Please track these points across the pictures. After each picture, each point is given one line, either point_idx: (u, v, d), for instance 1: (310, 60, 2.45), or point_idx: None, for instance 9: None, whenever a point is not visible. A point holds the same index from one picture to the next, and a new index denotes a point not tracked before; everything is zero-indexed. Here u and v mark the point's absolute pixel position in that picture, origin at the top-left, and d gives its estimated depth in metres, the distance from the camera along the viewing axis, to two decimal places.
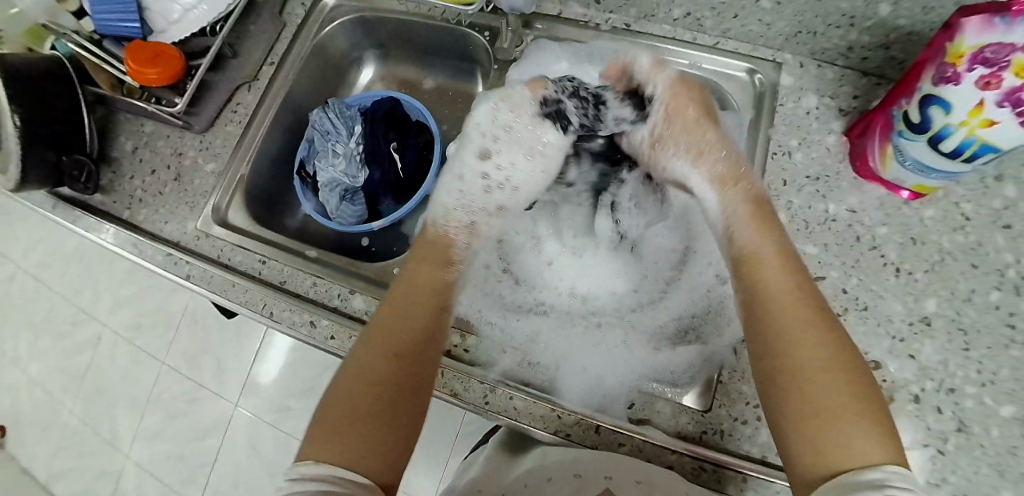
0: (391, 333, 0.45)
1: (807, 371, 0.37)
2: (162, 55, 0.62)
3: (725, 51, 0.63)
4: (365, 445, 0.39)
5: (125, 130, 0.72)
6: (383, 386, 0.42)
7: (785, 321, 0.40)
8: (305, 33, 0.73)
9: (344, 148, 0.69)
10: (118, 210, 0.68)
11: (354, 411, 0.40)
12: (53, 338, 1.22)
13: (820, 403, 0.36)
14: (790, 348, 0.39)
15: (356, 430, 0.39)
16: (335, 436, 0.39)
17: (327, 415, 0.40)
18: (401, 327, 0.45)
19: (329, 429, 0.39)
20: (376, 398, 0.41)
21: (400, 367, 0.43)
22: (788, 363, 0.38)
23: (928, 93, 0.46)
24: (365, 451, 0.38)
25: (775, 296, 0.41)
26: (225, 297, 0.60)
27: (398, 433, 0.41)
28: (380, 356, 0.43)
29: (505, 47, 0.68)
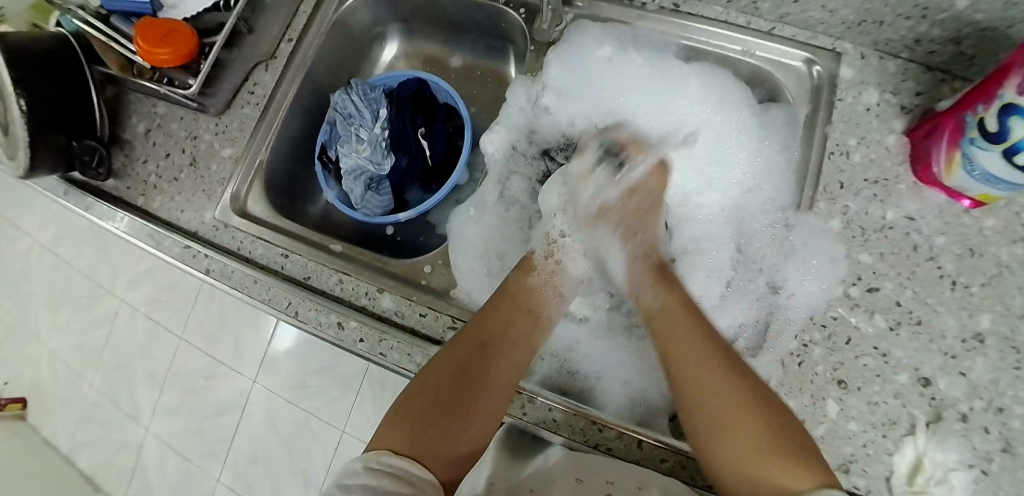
0: (478, 340, 0.49)
1: (713, 411, 0.43)
2: (173, 33, 0.59)
3: (782, 38, 0.59)
4: (430, 442, 0.42)
5: (134, 110, 0.70)
6: (447, 388, 0.45)
7: (692, 365, 0.46)
8: (325, 7, 0.68)
9: (368, 133, 0.65)
10: (133, 196, 0.67)
11: (428, 409, 0.44)
12: (69, 311, 1.21)
13: (736, 438, 0.41)
14: (693, 380, 0.45)
15: (423, 429, 0.43)
16: (411, 431, 0.42)
17: (404, 409, 0.44)
18: (482, 338, 0.49)
19: (403, 426, 0.43)
20: (437, 400, 0.45)
21: (475, 370, 0.46)
22: (700, 397, 0.44)
23: (1010, 102, 0.42)
24: (432, 445, 0.42)
25: (676, 347, 0.47)
26: (248, 294, 0.58)
27: (463, 433, 0.44)
28: (458, 359, 0.47)
29: (544, 28, 0.62)
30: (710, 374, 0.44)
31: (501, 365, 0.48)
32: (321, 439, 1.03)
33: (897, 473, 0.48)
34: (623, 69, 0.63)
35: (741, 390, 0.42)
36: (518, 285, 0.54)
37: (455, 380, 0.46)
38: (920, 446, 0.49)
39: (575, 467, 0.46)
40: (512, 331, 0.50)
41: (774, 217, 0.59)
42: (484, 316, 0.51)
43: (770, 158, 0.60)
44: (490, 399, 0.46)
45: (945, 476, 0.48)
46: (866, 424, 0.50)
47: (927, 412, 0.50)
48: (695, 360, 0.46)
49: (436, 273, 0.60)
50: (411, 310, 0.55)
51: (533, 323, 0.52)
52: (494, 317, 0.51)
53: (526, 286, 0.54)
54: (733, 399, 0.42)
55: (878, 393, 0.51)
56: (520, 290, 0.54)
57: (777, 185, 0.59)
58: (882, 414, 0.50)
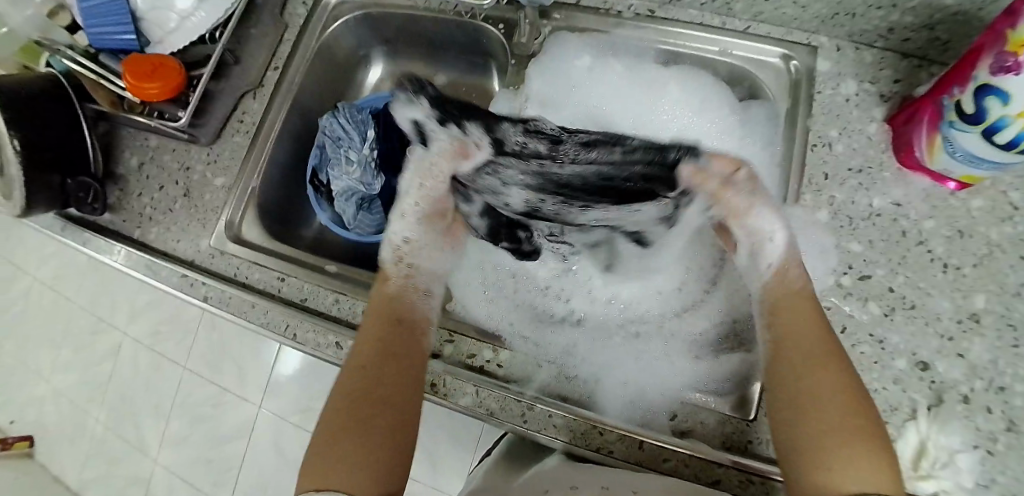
0: (366, 351, 0.46)
1: (817, 396, 0.38)
2: (159, 67, 0.61)
3: (757, 36, 0.59)
4: (355, 455, 0.38)
5: (127, 146, 0.72)
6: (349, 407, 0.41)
7: (805, 351, 0.41)
8: (309, 33, 0.69)
9: (356, 154, 0.65)
10: (129, 228, 0.68)
11: (337, 435, 0.40)
12: (73, 348, 1.22)
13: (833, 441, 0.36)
14: (805, 364, 0.40)
15: (337, 456, 0.38)
16: (332, 457, 0.39)
17: (319, 446, 0.40)
18: (367, 347, 0.46)
19: (326, 458, 0.39)
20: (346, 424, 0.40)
21: (367, 384, 0.43)
22: (808, 380, 0.39)
23: (984, 83, 0.43)
24: (350, 471, 0.38)
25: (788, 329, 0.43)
26: (246, 319, 0.58)
27: (375, 447, 0.39)
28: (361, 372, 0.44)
29: (523, 41, 0.64)
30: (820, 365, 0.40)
31: (394, 370, 0.44)
32: None
33: (901, 459, 0.49)
34: (602, 77, 0.64)
35: (853, 391, 0.39)
36: (374, 297, 0.51)
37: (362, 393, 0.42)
38: (923, 430, 0.49)
39: (573, 476, 0.46)
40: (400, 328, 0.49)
41: None
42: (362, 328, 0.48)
43: (754, 154, 0.60)
44: (404, 401, 0.43)
45: (950, 458, 0.48)
46: None
47: (928, 395, 0.50)
48: (804, 345, 0.41)
49: None
50: None
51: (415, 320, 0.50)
52: (369, 326, 0.48)
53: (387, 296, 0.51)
54: (845, 392, 0.38)
55: (879, 380, 0.51)
56: (379, 299, 0.51)
57: (767, 180, 0.58)
58: (884, 401, 0.50)
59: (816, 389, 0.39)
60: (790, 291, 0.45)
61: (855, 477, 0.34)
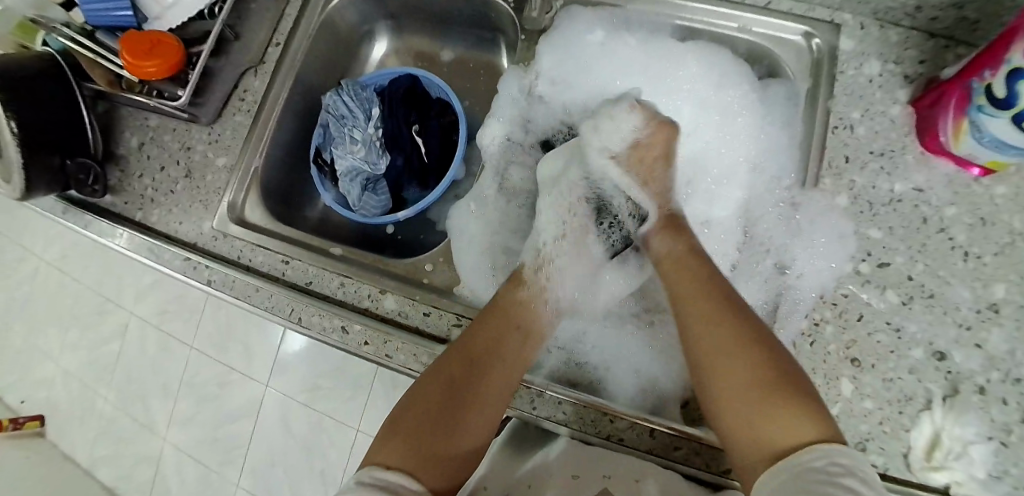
0: (475, 348, 0.47)
1: (732, 365, 0.41)
2: (158, 44, 0.59)
3: (778, 12, 0.57)
4: (428, 451, 0.40)
5: (127, 125, 0.70)
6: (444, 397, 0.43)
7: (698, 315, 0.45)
8: (311, 7, 0.67)
9: (361, 133, 0.63)
10: (131, 210, 0.68)
11: (427, 421, 0.42)
12: (79, 327, 1.22)
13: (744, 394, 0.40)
14: (719, 333, 0.43)
15: (421, 442, 0.41)
16: (406, 443, 0.40)
17: (401, 423, 0.42)
18: (486, 346, 0.47)
19: (397, 439, 0.41)
20: (433, 412, 0.43)
21: (468, 382, 0.44)
22: (714, 348, 0.43)
23: (1017, 66, 0.41)
24: (427, 462, 0.40)
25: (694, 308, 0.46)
26: (251, 302, 0.57)
27: (456, 443, 0.42)
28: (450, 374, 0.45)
29: (534, 16, 0.61)
30: (715, 338, 0.43)
31: (496, 377, 0.46)
32: (336, 440, 1.03)
33: (915, 449, 0.48)
34: (616, 52, 0.62)
35: (768, 353, 0.41)
36: (509, 296, 0.52)
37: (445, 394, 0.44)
38: (938, 421, 0.48)
39: (576, 461, 0.45)
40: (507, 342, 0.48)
41: (780, 194, 0.58)
42: (481, 323, 0.49)
43: (772, 136, 0.59)
44: (479, 412, 0.44)
45: (964, 450, 0.48)
46: (882, 402, 0.50)
47: (943, 386, 0.49)
48: (706, 316, 0.45)
49: (438, 272, 0.58)
50: (415, 310, 0.54)
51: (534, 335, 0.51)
52: (489, 323, 0.49)
53: (516, 301, 0.51)
54: (741, 340, 0.42)
55: (893, 369, 0.50)
56: (514, 301, 0.52)
57: (783, 161, 0.58)
58: (898, 391, 0.50)
59: (719, 359, 0.42)
60: (680, 248, 0.51)
61: (780, 427, 0.37)
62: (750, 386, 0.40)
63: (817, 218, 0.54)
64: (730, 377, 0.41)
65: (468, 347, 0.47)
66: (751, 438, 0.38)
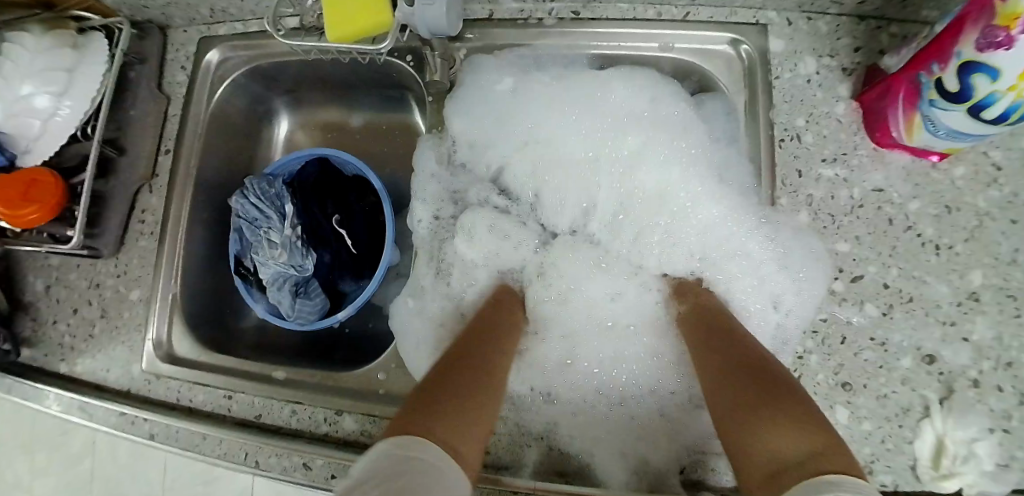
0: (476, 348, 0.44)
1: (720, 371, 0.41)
2: (34, 186, 0.52)
3: (698, 22, 0.52)
4: (426, 420, 0.34)
5: (27, 267, 0.63)
6: (459, 378, 0.39)
7: (708, 340, 0.45)
8: (196, 102, 0.60)
9: (279, 235, 0.57)
10: (53, 363, 0.61)
11: (442, 394, 0.37)
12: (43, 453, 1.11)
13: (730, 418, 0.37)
14: (714, 351, 0.43)
15: (436, 415, 0.34)
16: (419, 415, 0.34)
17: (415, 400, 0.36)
18: (487, 346, 0.44)
19: (410, 412, 0.34)
20: (447, 389, 0.38)
21: (475, 369, 0.41)
22: (719, 351, 0.43)
23: (968, 60, 0.37)
24: (447, 430, 0.33)
25: (708, 336, 0.45)
26: (200, 452, 0.52)
27: (470, 416, 0.36)
28: (449, 368, 0.40)
29: (437, 78, 0.55)
30: (716, 346, 0.44)
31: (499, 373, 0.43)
32: None
33: (920, 460, 0.46)
34: (529, 96, 0.56)
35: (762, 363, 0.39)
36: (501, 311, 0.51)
37: (432, 388, 0.38)
38: (939, 427, 0.46)
39: None
40: (484, 344, 0.45)
41: (751, 219, 0.52)
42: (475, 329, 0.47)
43: (724, 155, 0.54)
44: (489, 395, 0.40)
45: (970, 450, 0.45)
46: (880, 420, 0.47)
47: (937, 389, 0.47)
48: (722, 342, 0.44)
49: (392, 379, 0.52)
50: (377, 426, 0.50)
51: (512, 339, 0.48)
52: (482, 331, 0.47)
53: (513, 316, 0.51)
54: (745, 366, 0.39)
55: (885, 385, 0.48)
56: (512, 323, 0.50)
57: (742, 182, 0.52)
58: (894, 405, 0.47)
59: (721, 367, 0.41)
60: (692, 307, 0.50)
61: (768, 439, 0.33)
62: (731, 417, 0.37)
63: (791, 244, 0.50)
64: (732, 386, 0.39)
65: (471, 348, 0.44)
66: (740, 439, 0.35)
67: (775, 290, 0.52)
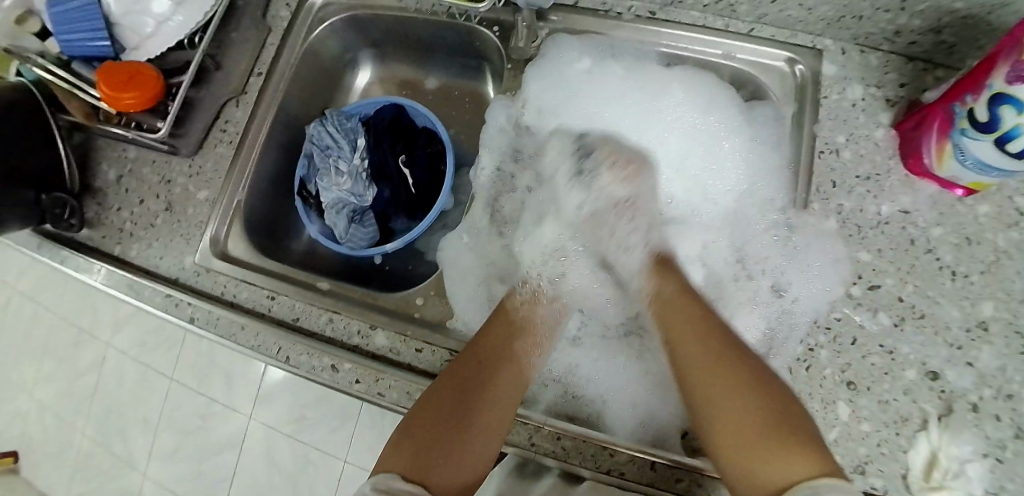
0: (480, 358, 0.48)
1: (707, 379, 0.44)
2: (137, 76, 0.57)
3: (761, 39, 0.58)
4: (428, 463, 0.41)
5: (106, 157, 0.68)
6: (454, 395, 0.45)
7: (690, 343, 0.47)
8: (294, 35, 0.66)
9: (346, 164, 0.61)
10: (110, 245, 0.65)
11: (438, 419, 0.43)
12: (54, 361, 1.12)
13: (742, 417, 0.41)
14: (698, 353, 0.46)
15: (428, 443, 0.42)
16: (408, 449, 0.42)
17: (408, 426, 0.44)
18: (490, 352, 0.49)
19: (401, 445, 0.42)
20: (442, 411, 0.44)
21: (475, 382, 0.46)
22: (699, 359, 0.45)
23: (999, 91, 0.41)
24: (429, 457, 0.41)
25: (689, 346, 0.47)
26: (235, 342, 0.55)
27: (467, 438, 0.43)
28: (450, 378, 0.46)
29: (520, 46, 0.61)
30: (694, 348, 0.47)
31: (504, 384, 0.47)
32: (324, 472, 0.96)
33: (913, 470, 0.48)
34: (601, 80, 0.62)
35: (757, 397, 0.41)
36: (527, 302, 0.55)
37: (428, 409, 0.44)
38: (934, 442, 0.48)
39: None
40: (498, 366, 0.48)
41: (777, 217, 0.57)
42: (485, 330, 0.51)
43: (759, 157, 0.59)
44: (494, 406, 0.45)
45: (961, 468, 0.47)
46: (879, 424, 0.49)
47: (937, 405, 0.49)
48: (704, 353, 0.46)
49: (429, 306, 0.57)
50: (406, 346, 0.53)
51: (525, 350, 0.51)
52: (492, 332, 0.51)
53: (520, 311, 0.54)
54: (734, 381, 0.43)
55: (888, 391, 0.50)
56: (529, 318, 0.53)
57: (772, 183, 0.57)
58: (894, 412, 0.50)
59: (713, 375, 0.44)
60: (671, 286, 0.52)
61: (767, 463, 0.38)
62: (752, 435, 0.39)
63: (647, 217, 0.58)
64: (719, 395, 0.43)
65: (473, 352, 0.49)
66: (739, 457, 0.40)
67: (789, 277, 0.55)
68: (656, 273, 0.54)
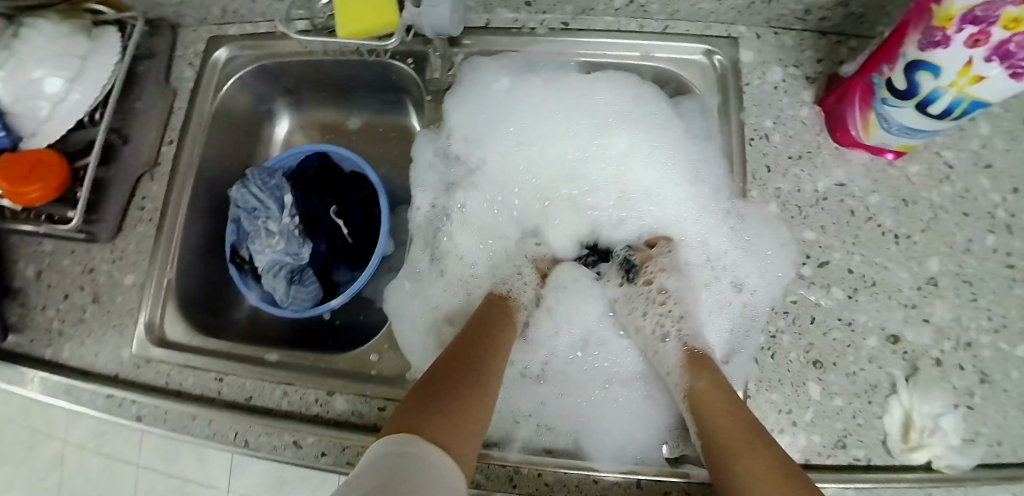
0: (466, 348, 0.47)
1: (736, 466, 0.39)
2: (38, 165, 0.53)
3: (677, 35, 0.57)
4: (443, 427, 0.36)
5: (19, 254, 0.63)
6: (450, 378, 0.42)
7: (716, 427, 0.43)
8: (201, 97, 0.62)
9: (277, 224, 0.58)
10: (39, 349, 0.60)
11: (439, 393, 0.40)
12: (7, 469, 1.04)
13: (765, 473, 0.37)
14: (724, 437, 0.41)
15: (440, 412, 0.38)
16: (422, 413, 0.37)
17: (409, 400, 0.39)
18: (478, 344, 0.48)
19: (410, 411, 0.37)
20: (440, 387, 0.41)
21: (466, 365, 0.44)
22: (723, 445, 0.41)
23: (914, 58, 0.42)
24: (444, 421, 0.37)
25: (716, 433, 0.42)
26: (189, 434, 0.52)
27: (471, 411, 0.40)
28: (443, 366, 0.44)
29: (437, 76, 0.60)
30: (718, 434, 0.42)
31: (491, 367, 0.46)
32: None
33: (891, 435, 0.48)
34: (522, 96, 0.60)
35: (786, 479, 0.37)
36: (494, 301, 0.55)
37: (431, 388, 0.40)
38: (905, 403, 0.49)
39: None
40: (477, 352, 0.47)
41: (727, 206, 0.56)
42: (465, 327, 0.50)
43: (699, 151, 0.58)
44: (484, 383, 0.44)
45: (936, 423, 0.48)
46: (851, 397, 0.50)
47: (903, 367, 0.50)
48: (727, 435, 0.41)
49: (385, 361, 0.54)
50: (369, 406, 0.50)
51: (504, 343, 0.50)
52: (476, 326, 0.50)
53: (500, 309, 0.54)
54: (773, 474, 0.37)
55: (854, 363, 0.50)
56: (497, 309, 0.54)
57: (718, 173, 0.56)
58: (863, 382, 0.50)
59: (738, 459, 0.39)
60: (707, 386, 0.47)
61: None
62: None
63: (668, 310, 0.56)
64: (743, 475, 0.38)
65: (460, 344, 0.47)
66: None
67: (744, 271, 0.55)
68: (690, 371, 0.49)
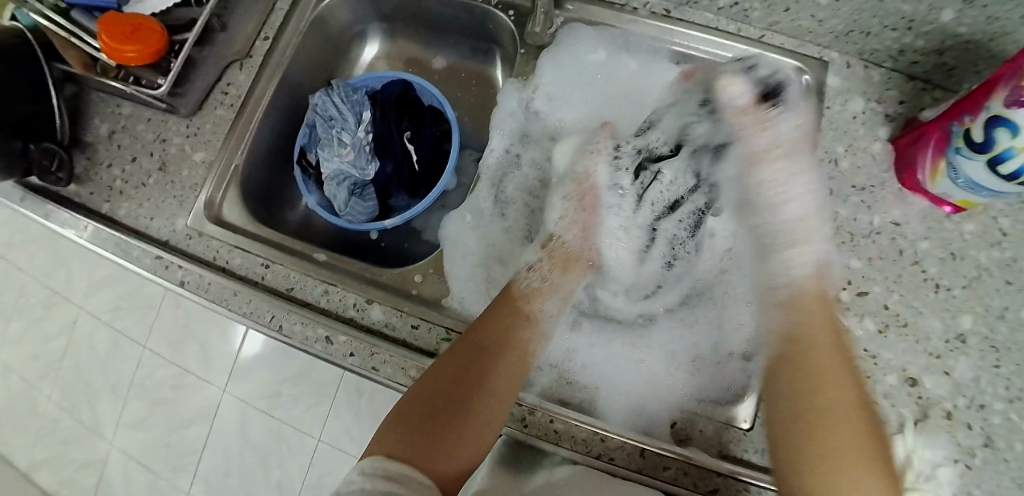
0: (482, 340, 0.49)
1: (812, 409, 0.43)
2: (141, 28, 0.55)
3: (773, 46, 0.59)
4: (434, 453, 0.42)
5: (97, 111, 0.66)
6: (452, 386, 0.46)
7: (807, 361, 0.45)
8: (304, 4, 0.65)
9: (350, 136, 0.61)
10: (96, 202, 0.63)
11: (440, 402, 0.45)
12: (24, 322, 1.07)
13: (833, 414, 0.42)
14: (813, 366, 0.44)
15: (430, 430, 0.43)
16: (412, 436, 0.43)
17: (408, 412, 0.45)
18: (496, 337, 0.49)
19: (404, 427, 0.44)
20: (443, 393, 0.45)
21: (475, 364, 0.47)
22: (813, 377, 0.44)
23: (996, 114, 0.42)
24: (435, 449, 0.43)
25: (811, 364, 0.45)
26: (227, 308, 0.54)
27: (467, 424, 0.45)
28: (454, 363, 0.47)
29: (537, 31, 0.61)
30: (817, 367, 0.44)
31: (506, 369, 0.48)
32: (298, 447, 0.94)
33: None
34: (616, 73, 0.64)
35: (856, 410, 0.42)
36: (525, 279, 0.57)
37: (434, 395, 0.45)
38: (909, 443, 0.49)
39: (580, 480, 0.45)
40: (492, 351, 0.48)
41: None
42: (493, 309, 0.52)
43: None
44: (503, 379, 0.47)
45: (933, 472, 0.48)
46: None
47: (914, 411, 0.50)
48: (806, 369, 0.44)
49: (427, 283, 0.59)
50: (403, 322, 0.52)
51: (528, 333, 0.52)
52: (503, 308, 0.52)
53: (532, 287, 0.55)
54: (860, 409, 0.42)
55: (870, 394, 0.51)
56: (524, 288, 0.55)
57: None
58: None
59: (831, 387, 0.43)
60: (813, 309, 0.47)
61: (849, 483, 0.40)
62: (831, 448, 0.41)
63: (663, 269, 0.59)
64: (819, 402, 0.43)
65: (477, 336, 0.49)
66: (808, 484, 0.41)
67: None
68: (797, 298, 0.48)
